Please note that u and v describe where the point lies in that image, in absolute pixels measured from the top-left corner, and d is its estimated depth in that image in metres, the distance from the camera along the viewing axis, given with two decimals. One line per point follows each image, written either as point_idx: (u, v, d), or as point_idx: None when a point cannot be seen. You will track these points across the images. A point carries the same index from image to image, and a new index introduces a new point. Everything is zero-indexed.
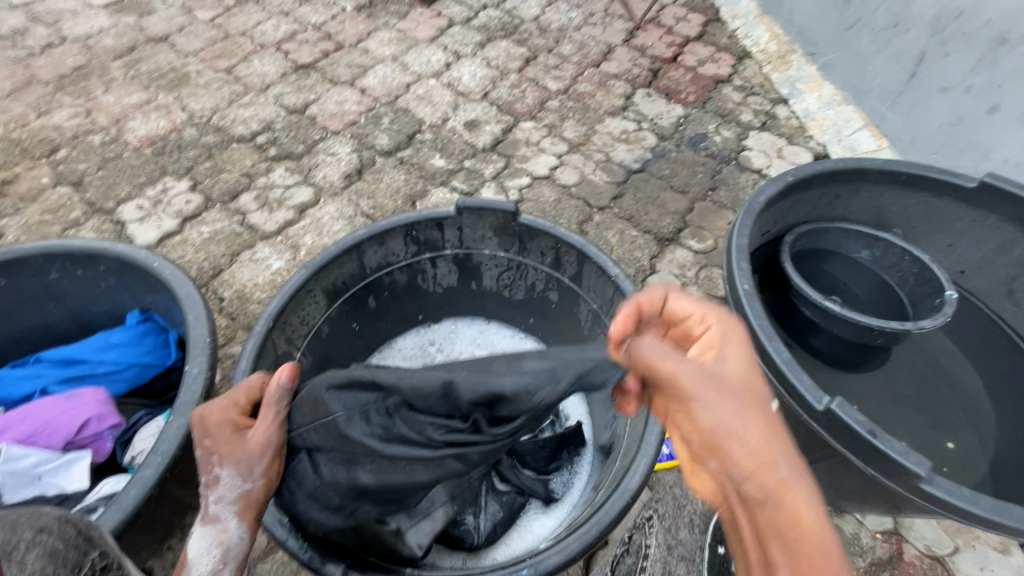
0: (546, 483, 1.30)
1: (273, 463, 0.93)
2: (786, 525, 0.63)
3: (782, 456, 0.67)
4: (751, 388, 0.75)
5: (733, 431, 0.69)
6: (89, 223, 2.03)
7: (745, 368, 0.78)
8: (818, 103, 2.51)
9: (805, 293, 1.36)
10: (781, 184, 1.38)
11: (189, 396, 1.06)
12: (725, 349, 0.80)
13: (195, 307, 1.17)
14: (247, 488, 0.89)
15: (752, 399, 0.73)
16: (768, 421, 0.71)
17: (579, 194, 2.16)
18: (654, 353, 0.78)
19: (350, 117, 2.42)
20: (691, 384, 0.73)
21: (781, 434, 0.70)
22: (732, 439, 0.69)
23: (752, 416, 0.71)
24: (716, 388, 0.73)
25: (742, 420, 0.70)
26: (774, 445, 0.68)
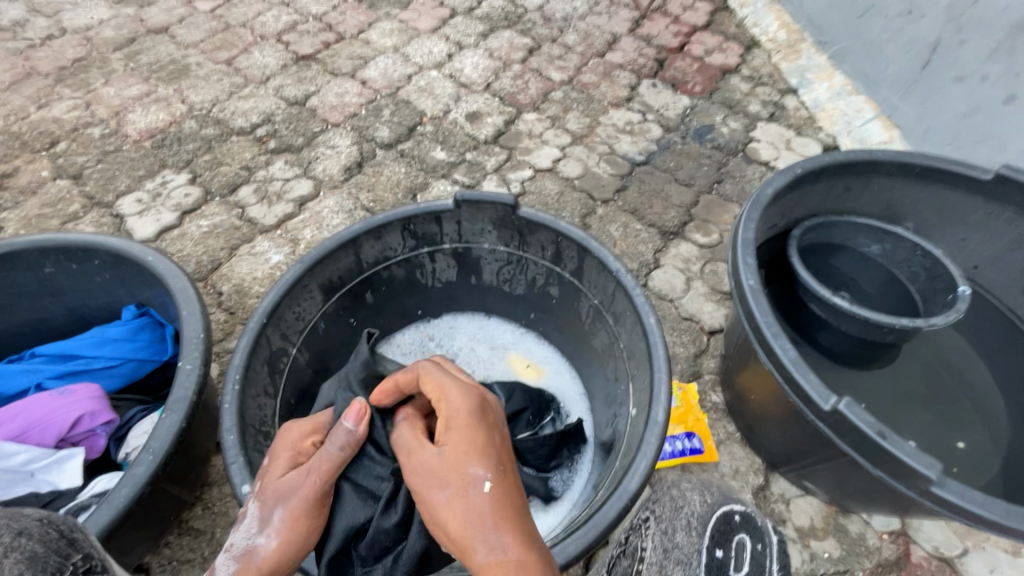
0: (546, 481, 1.28)
1: (298, 520, 0.82)
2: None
3: (477, 537, 0.71)
4: (457, 471, 0.77)
5: (439, 524, 0.75)
6: (89, 216, 2.02)
7: (467, 446, 0.79)
8: (828, 93, 2.45)
9: (813, 288, 1.33)
10: (789, 176, 1.34)
11: (182, 393, 1.04)
12: (450, 430, 0.82)
13: (189, 302, 1.15)
14: (257, 542, 0.79)
15: (456, 485, 0.76)
16: (457, 497, 0.74)
17: (582, 186, 2.13)
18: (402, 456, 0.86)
19: (350, 109, 2.39)
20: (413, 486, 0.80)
21: (483, 513, 0.72)
22: (443, 534, 0.75)
23: (456, 505, 0.74)
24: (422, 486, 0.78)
25: (440, 512, 0.75)
26: (470, 528, 0.72)
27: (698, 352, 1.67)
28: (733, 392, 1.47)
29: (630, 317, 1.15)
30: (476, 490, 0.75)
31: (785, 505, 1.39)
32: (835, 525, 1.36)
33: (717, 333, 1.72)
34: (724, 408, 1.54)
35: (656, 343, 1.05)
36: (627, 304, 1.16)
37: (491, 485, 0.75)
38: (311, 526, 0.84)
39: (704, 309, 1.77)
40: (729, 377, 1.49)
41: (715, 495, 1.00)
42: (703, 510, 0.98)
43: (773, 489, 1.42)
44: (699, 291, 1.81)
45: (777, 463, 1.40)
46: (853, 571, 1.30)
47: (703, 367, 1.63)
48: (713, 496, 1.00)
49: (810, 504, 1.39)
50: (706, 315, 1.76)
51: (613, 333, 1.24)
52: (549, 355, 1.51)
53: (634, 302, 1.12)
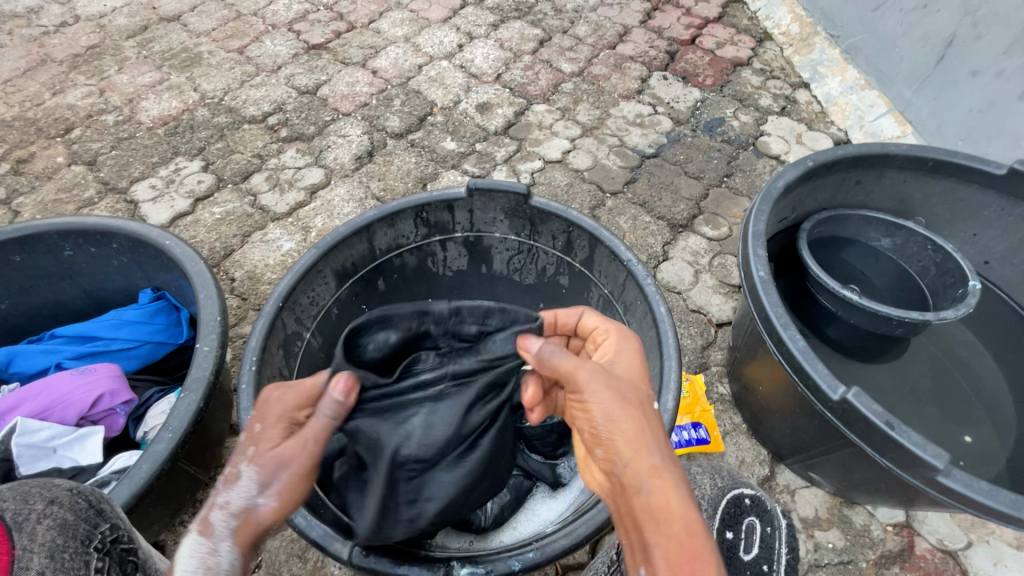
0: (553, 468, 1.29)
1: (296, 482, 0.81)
2: (653, 501, 0.76)
3: (654, 444, 0.81)
4: (637, 384, 0.87)
5: (615, 420, 0.82)
6: (103, 202, 2.05)
7: (639, 370, 0.91)
8: (840, 87, 2.43)
9: (822, 281, 1.33)
10: (801, 169, 1.34)
11: (200, 373, 1.05)
12: (621, 351, 0.94)
13: (206, 286, 1.17)
14: (259, 502, 0.78)
15: (636, 394, 0.86)
16: (644, 415, 0.84)
17: (592, 178, 2.13)
18: (556, 360, 0.92)
19: (361, 98, 2.40)
20: (587, 378, 0.86)
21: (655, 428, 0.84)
22: (608, 431, 0.82)
23: (635, 413, 0.83)
24: (607, 384, 0.85)
25: (625, 411, 0.83)
26: (645, 434, 0.81)
27: (705, 344, 1.68)
28: (741, 383, 1.48)
29: (640, 307, 1.16)
30: (650, 405, 0.86)
31: (790, 496, 1.40)
32: (840, 516, 1.37)
33: (725, 325, 1.73)
34: (731, 399, 1.55)
35: (666, 331, 1.06)
36: (637, 294, 1.17)
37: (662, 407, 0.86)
38: (306, 484, 0.83)
39: (712, 301, 1.78)
40: (737, 369, 1.50)
41: (726, 479, 1.11)
42: (714, 493, 1.09)
43: (778, 480, 1.43)
44: (707, 284, 1.82)
45: (783, 454, 1.41)
46: (857, 561, 1.31)
47: (711, 359, 1.64)
48: (724, 480, 1.11)
49: (815, 495, 1.40)
50: (715, 307, 1.77)
51: (622, 322, 1.25)
52: None
53: (645, 292, 1.13)
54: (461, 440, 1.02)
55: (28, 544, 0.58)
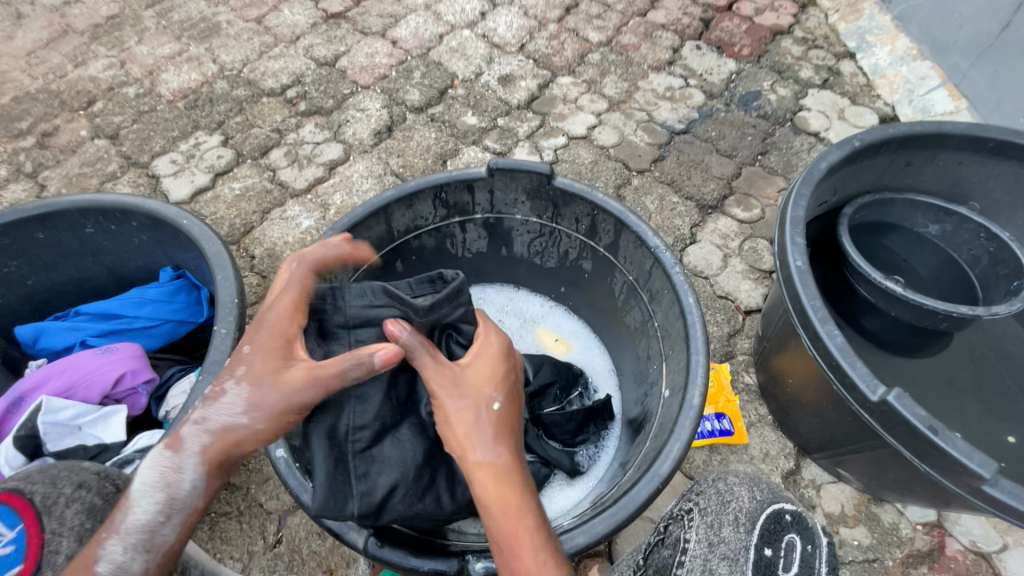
0: (571, 455, 1.27)
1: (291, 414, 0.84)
2: (490, 501, 0.82)
3: (481, 441, 0.85)
4: (478, 390, 0.90)
5: (449, 424, 0.87)
6: (126, 176, 2.05)
7: (486, 372, 0.93)
8: (889, 57, 2.27)
9: (863, 271, 1.25)
10: (845, 149, 1.25)
11: (218, 356, 1.05)
12: (473, 359, 0.95)
13: (223, 267, 1.16)
14: (236, 422, 0.82)
15: (474, 400, 0.88)
16: (478, 415, 0.87)
17: (618, 155, 2.05)
18: (415, 359, 0.91)
19: (380, 70, 2.33)
20: (432, 390, 0.89)
21: (501, 427, 0.87)
22: (447, 434, 0.88)
23: (470, 418, 0.87)
24: (447, 391, 0.89)
25: (458, 416, 0.87)
26: (476, 433, 0.85)
27: (732, 332, 1.61)
28: (769, 374, 1.43)
29: (666, 296, 1.11)
30: (489, 409, 0.88)
31: (816, 491, 1.36)
32: (867, 513, 1.32)
33: (754, 313, 1.66)
34: (756, 389, 1.50)
35: (693, 324, 1.01)
36: (664, 282, 1.11)
37: (502, 411, 0.88)
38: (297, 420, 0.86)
39: (741, 288, 1.70)
40: (765, 359, 1.44)
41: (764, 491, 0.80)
42: (752, 506, 0.79)
43: (803, 474, 1.38)
44: (736, 269, 1.74)
45: (809, 448, 1.36)
46: (883, 560, 1.27)
47: (737, 348, 1.58)
48: (762, 491, 0.83)
49: (842, 491, 1.35)
50: (743, 294, 1.70)
51: (646, 310, 1.20)
52: (578, 329, 1.48)
53: (672, 280, 1.08)
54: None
55: (56, 528, 0.80)
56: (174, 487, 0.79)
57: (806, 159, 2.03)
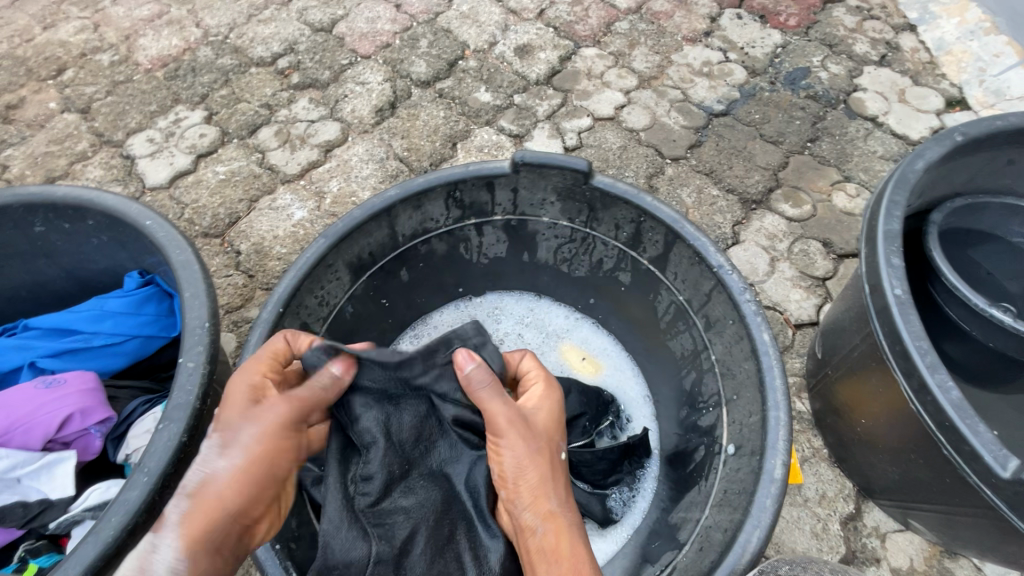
0: (603, 501, 1.08)
1: (275, 442, 0.75)
2: (551, 562, 0.71)
3: (557, 490, 0.76)
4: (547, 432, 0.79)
5: (520, 468, 0.76)
6: (98, 156, 1.83)
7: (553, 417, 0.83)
8: (957, 30, 2.00)
9: (965, 296, 1.04)
10: (946, 145, 1.03)
11: (183, 398, 0.85)
12: (543, 397, 0.84)
13: (192, 281, 0.96)
14: (216, 474, 0.70)
15: (547, 446, 0.79)
16: (552, 464, 0.78)
17: (650, 140, 1.81)
18: (487, 389, 0.79)
19: (382, 38, 2.07)
20: (505, 430, 0.77)
21: (559, 478, 0.77)
22: (516, 478, 0.76)
23: (544, 464, 0.77)
24: (522, 431, 0.77)
25: (529, 461, 0.76)
26: (550, 481, 0.76)
27: (781, 349, 1.42)
28: (828, 404, 1.24)
29: (730, 327, 0.91)
30: (559, 457, 0.80)
31: (880, 541, 1.19)
32: (939, 569, 1.16)
33: (805, 327, 1.46)
34: (810, 418, 1.32)
35: (770, 370, 0.82)
36: (728, 311, 0.91)
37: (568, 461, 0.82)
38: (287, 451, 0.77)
39: (791, 297, 1.50)
40: (824, 387, 1.24)
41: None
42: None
43: (865, 521, 1.21)
44: (785, 275, 1.54)
45: (874, 492, 1.18)
46: None
47: (787, 368, 1.39)
48: None
49: (910, 542, 1.18)
50: (793, 305, 1.50)
51: (700, 339, 1.00)
52: (607, 344, 1.28)
53: (741, 311, 0.88)
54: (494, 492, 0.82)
55: None
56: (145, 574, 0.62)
57: (863, 147, 1.80)
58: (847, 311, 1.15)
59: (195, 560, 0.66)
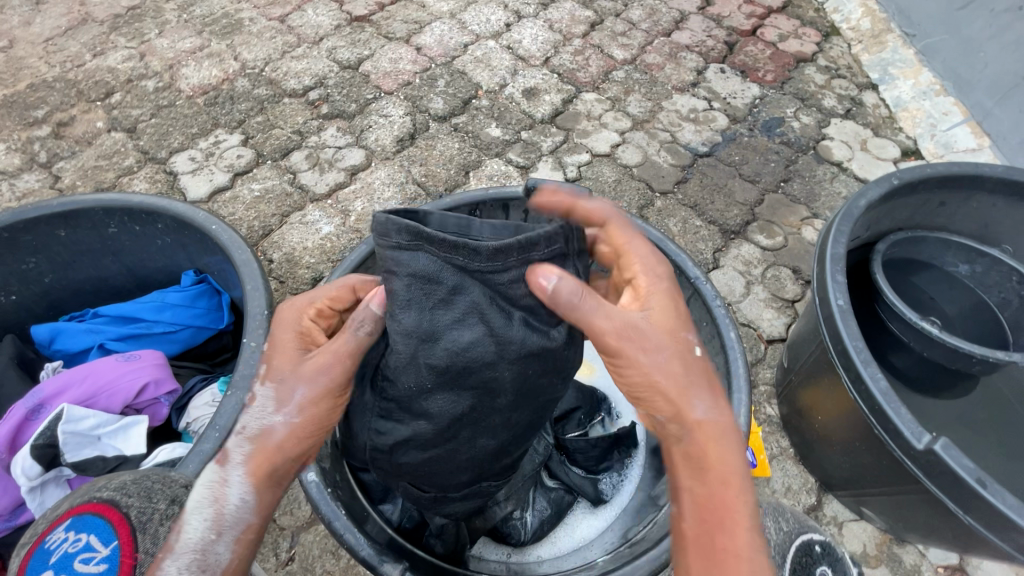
0: (595, 483, 1.26)
1: (327, 403, 0.87)
2: (703, 467, 0.80)
3: (696, 401, 0.84)
4: (672, 337, 0.86)
5: (657, 378, 0.84)
6: (143, 171, 2.02)
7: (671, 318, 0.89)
8: (912, 91, 2.28)
9: (899, 309, 1.23)
10: (885, 187, 1.24)
11: (247, 370, 1.01)
12: (653, 299, 0.91)
13: (252, 276, 1.13)
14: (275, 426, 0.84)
15: (676, 351, 0.86)
16: (684, 370, 0.85)
17: (641, 175, 2.04)
18: (582, 305, 0.84)
19: (404, 77, 2.31)
20: (620, 341, 0.85)
21: (697, 380, 0.85)
22: (654, 387, 0.85)
23: (671, 372, 0.85)
24: (642, 343, 0.86)
25: (662, 368, 0.85)
26: (688, 391, 0.84)
27: (754, 361, 1.60)
28: (794, 408, 1.41)
29: (704, 329, 1.10)
30: (692, 357, 0.86)
31: (837, 529, 1.34)
32: (889, 554, 1.31)
33: (776, 342, 1.65)
34: (778, 421, 1.49)
35: (735, 361, 1.01)
36: (702, 314, 1.10)
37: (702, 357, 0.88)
38: (334, 406, 0.87)
39: (763, 316, 1.69)
40: (790, 392, 1.42)
41: (792, 524, 0.95)
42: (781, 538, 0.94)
43: (825, 511, 1.36)
44: (759, 297, 1.74)
45: (833, 485, 1.35)
46: None
47: (759, 377, 1.57)
48: (788, 525, 0.95)
49: (864, 530, 1.34)
50: (766, 323, 1.69)
51: None
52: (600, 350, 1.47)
53: (713, 314, 1.07)
54: (507, 439, 0.95)
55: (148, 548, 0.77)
56: (221, 501, 0.78)
57: (829, 189, 2.03)
58: (806, 326, 1.35)
59: (258, 492, 0.81)
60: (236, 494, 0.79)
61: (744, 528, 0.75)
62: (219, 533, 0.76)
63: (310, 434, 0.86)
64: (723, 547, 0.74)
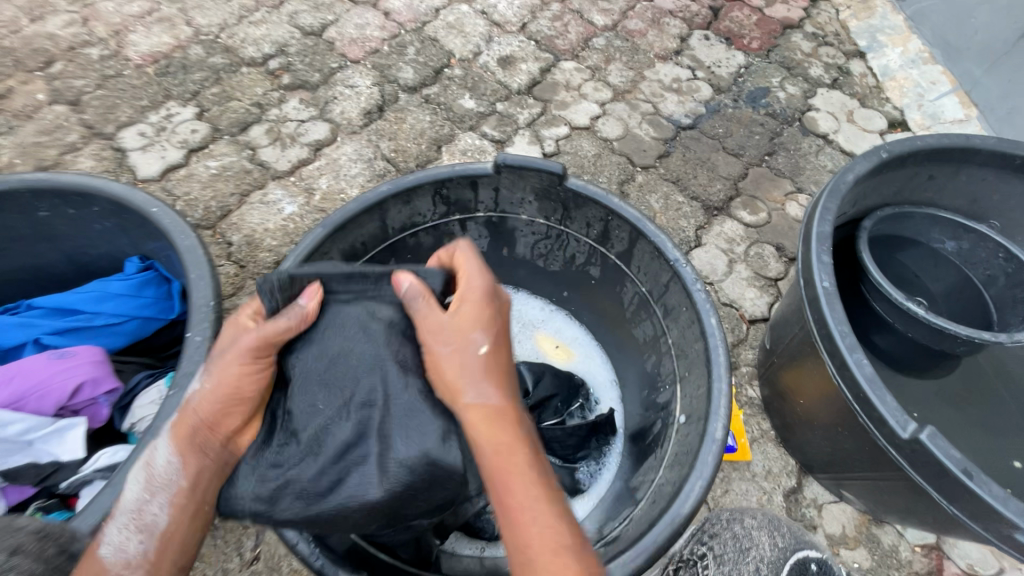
0: (572, 473, 1.22)
1: (237, 364, 0.77)
2: (487, 454, 0.73)
3: (471, 388, 0.76)
4: (457, 329, 0.79)
5: (439, 370, 0.79)
6: (88, 148, 1.87)
7: (473, 312, 0.80)
8: (900, 59, 2.21)
9: (885, 290, 1.19)
10: (873, 160, 1.18)
11: (191, 367, 0.93)
12: (461, 296, 0.82)
13: (196, 264, 1.04)
14: (191, 394, 0.77)
15: (457, 344, 0.79)
16: (467, 359, 0.78)
17: (622, 149, 1.95)
18: (406, 300, 0.84)
19: (371, 44, 2.17)
20: (420, 333, 0.82)
21: (483, 370, 0.77)
22: (440, 381, 0.80)
23: (454, 363, 0.78)
24: (432, 333, 0.81)
25: (443, 358, 0.79)
26: (463, 379, 0.77)
27: (735, 342, 1.56)
28: (775, 389, 1.37)
29: (684, 313, 1.04)
30: (475, 351, 0.78)
31: (817, 511, 1.33)
32: (868, 535, 1.30)
33: (758, 322, 1.60)
34: (760, 403, 1.45)
35: (715, 348, 0.94)
36: (681, 298, 1.04)
37: (489, 352, 0.78)
38: (251, 371, 0.78)
39: (746, 295, 1.64)
40: (772, 374, 1.38)
41: (788, 540, 0.92)
42: (774, 556, 0.88)
43: (805, 493, 1.35)
44: (741, 275, 1.69)
45: (813, 466, 1.33)
46: None
47: (741, 358, 1.53)
48: (784, 539, 0.92)
49: (843, 511, 1.32)
50: (749, 302, 1.64)
51: (659, 326, 1.13)
52: (578, 334, 1.42)
53: (693, 298, 1.00)
54: None
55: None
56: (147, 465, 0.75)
57: (814, 162, 1.97)
58: (790, 306, 1.30)
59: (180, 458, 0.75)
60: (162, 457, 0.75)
61: (531, 517, 0.71)
62: (151, 496, 0.74)
63: (223, 400, 0.76)
64: (518, 535, 0.71)
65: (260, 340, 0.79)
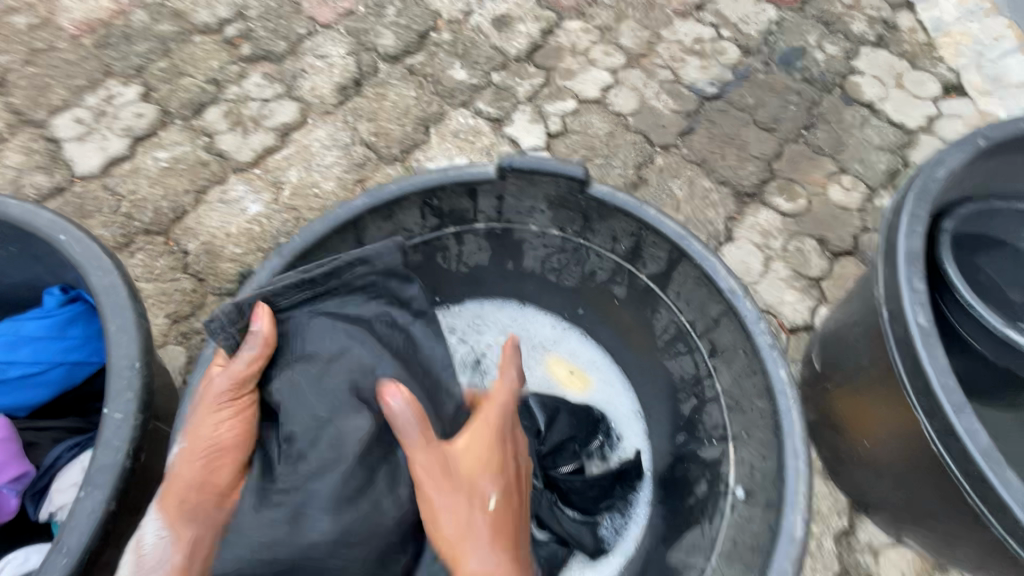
0: (594, 531, 1.03)
1: (210, 414, 0.74)
2: None
3: (475, 548, 0.73)
4: (470, 481, 0.76)
5: (438, 520, 0.74)
6: (15, 138, 1.59)
7: (479, 458, 0.79)
8: (956, 11, 1.92)
9: (977, 310, 0.95)
10: (968, 151, 0.94)
11: (109, 459, 0.71)
12: (470, 446, 0.80)
13: (117, 311, 0.81)
14: (174, 457, 0.73)
15: (467, 500, 0.75)
16: (470, 520, 0.74)
17: (638, 126, 1.69)
18: (405, 434, 0.75)
19: (344, 4, 1.86)
20: (419, 477, 0.74)
21: (486, 530, 0.75)
22: (435, 530, 0.74)
23: (459, 516, 0.74)
24: (438, 479, 0.75)
25: (447, 507, 0.74)
26: (467, 537, 0.73)
27: None
28: (823, 418, 1.18)
29: (741, 359, 0.86)
30: (483, 508, 0.76)
31: (873, 557, 1.16)
32: None
33: (799, 331, 1.40)
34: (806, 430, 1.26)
35: (787, 414, 0.77)
36: (738, 338, 0.86)
37: (496, 508, 0.77)
38: (227, 417, 0.74)
39: (785, 299, 1.44)
40: (818, 401, 1.19)
41: None
42: None
43: (859, 536, 1.17)
44: (779, 276, 1.47)
45: (867, 508, 1.15)
46: None
47: None
48: None
49: (902, 556, 1.16)
50: (788, 307, 1.43)
51: (704, 365, 0.95)
52: (596, 356, 1.19)
53: (755, 343, 0.82)
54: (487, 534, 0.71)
55: None
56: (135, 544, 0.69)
57: (859, 136, 1.71)
58: (848, 326, 1.09)
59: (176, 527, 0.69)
60: (151, 535, 0.69)
61: None
62: None
63: (202, 456, 0.72)
64: None
65: (231, 382, 0.75)
